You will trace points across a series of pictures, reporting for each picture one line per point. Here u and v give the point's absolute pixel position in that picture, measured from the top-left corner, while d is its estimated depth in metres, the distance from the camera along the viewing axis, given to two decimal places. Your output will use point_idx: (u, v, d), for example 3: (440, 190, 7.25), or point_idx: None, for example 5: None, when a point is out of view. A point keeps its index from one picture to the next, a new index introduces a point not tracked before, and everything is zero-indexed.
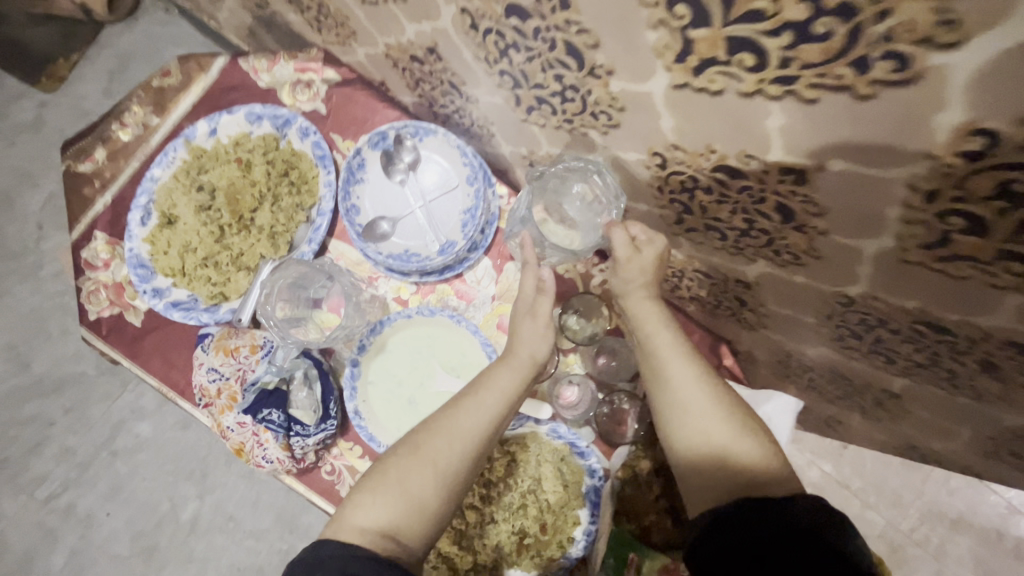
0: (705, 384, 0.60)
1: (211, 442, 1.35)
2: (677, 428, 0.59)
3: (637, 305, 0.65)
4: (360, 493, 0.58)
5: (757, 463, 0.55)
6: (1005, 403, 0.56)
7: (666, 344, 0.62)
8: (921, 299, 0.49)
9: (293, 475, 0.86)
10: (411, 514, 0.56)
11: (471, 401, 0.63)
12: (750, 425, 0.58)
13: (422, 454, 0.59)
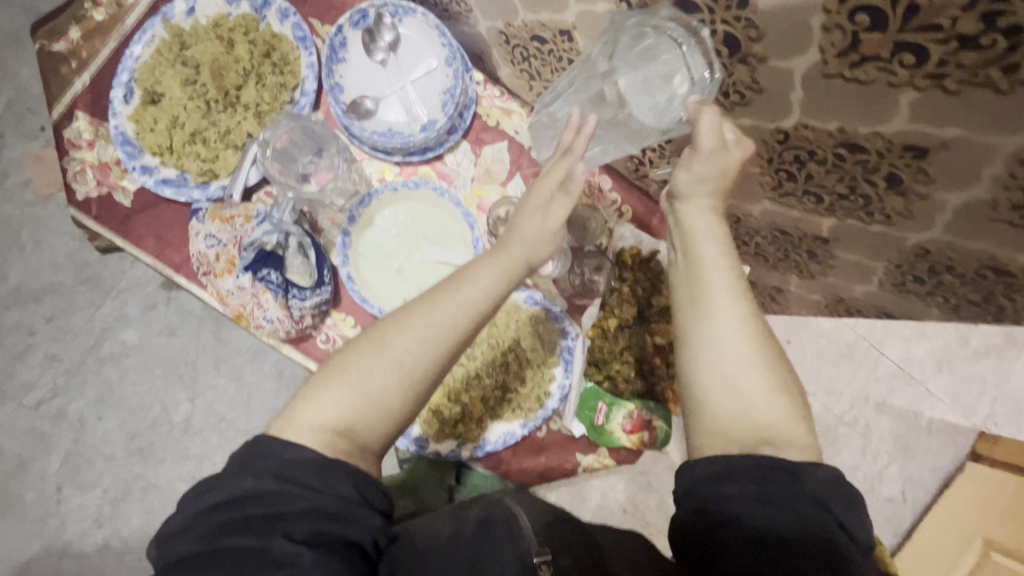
0: (754, 338, 0.57)
1: (199, 347, 1.39)
2: (720, 372, 0.56)
3: (703, 243, 0.60)
4: (315, 390, 0.56)
5: (777, 417, 0.55)
6: (908, 221, 0.67)
7: (723, 292, 0.58)
8: (840, 117, 0.58)
9: (292, 343, 0.92)
10: (364, 415, 0.55)
11: (432, 303, 0.59)
12: (785, 388, 0.57)
13: (383, 348, 0.57)
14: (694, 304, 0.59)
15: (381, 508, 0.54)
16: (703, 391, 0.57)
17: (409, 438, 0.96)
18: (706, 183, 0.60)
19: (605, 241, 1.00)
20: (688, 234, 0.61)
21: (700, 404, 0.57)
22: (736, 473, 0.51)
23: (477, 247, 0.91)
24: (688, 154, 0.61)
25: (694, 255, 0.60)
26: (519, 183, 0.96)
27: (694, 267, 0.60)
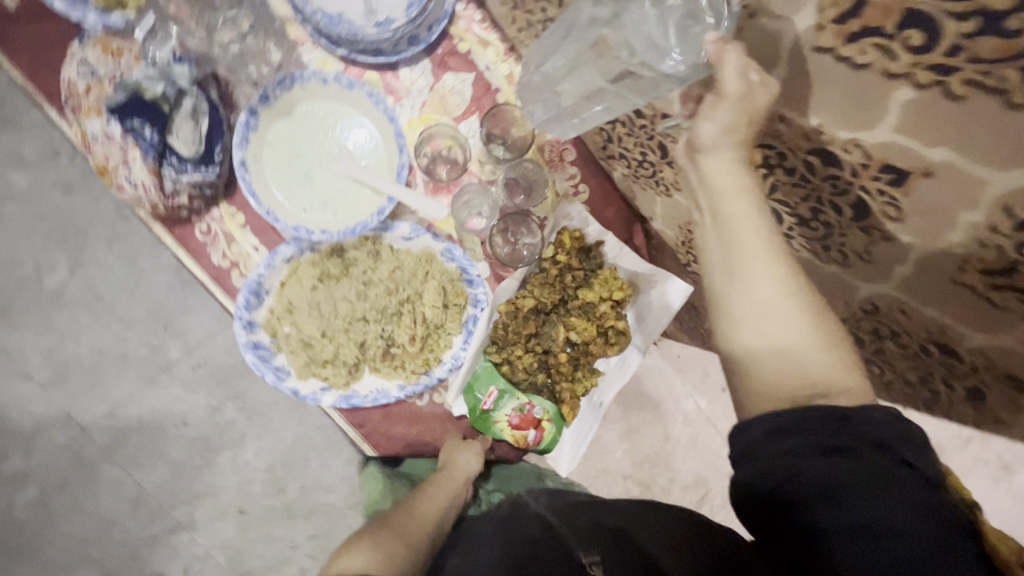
0: (793, 290, 0.58)
1: (95, 216, 1.23)
2: (758, 338, 0.58)
3: (733, 204, 0.57)
4: (354, 545, 0.64)
5: (826, 369, 0.57)
6: (866, 266, 0.57)
7: (762, 252, 0.57)
8: (823, 112, 0.48)
9: (162, 224, 0.80)
10: (387, 563, 0.63)
11: (427, 490, 0.79)
12: (829, 334, 0.58)
13: (389, 526, 0.70)
14: (734, 268, 0.58)
15: None
16: (749, 349, 0.59)
17: (268, 367, 0.82)
18: (731, 136, 0.54)
19: (548, 215, 0.89)
20: (716, 198, 0.58)
21: (744, 364, 0.59)
22: (788, 427, 0.54)
23: (399, 174, 0.81)
24: (710, 101, 0.53)
25: (725, 219, 0.58)
26: (474, 123, 0.86)
27: (728, 233, 0.58)
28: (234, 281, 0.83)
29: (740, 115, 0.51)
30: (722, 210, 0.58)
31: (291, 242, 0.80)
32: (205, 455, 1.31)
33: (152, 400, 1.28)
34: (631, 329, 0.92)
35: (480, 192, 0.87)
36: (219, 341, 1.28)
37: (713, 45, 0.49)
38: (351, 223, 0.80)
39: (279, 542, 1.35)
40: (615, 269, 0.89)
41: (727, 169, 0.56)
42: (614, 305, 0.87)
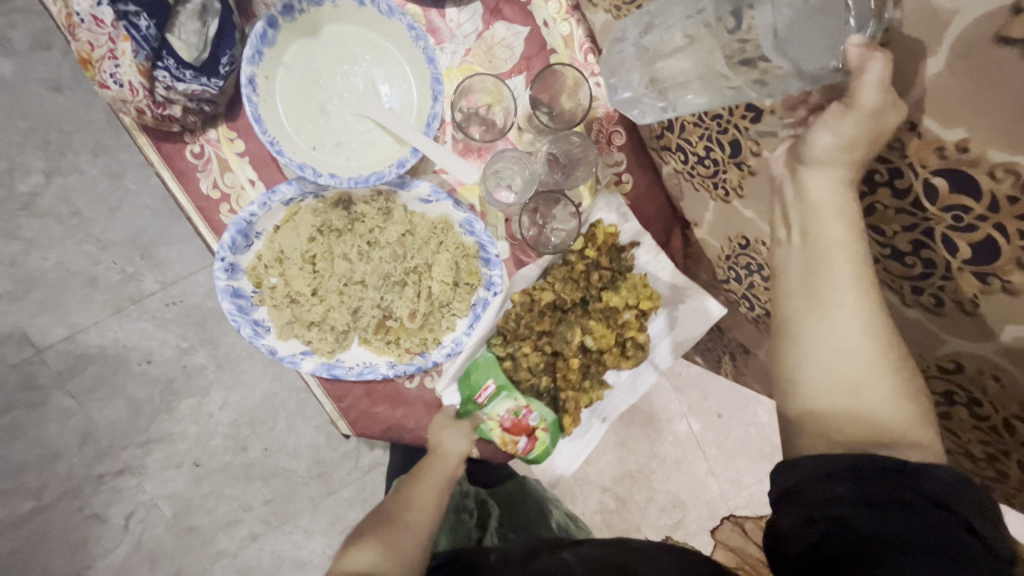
0: (879, 326, 0.48)
1: (84, 121, 1.11)
2: (824, 373, 0.49)
3: (827, 217, 0.49)
4: (356, 547, 0.59)
5: (901, 427, 0.46)
6: (964, 319, 0.49)
7: (849, 275, 0.48)
8: (981, 128, 0.38)
9: (149, 136, 0.70)
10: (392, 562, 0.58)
11: (420, 479, 0.69)
12: (915, 389, 0.47)
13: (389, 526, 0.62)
14: (812, 289, 0.50)
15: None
16: (810, 384, 0.50)
17: (245, 318, 0.72)
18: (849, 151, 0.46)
19: (585, 201, 0.79)
20: (810, 209, 0.50)
21: (801, 401, 0.50)
22: (839, 474, 0.44)
23: (429, 126, 0.70)
24: (835, 110, 0.46)
25: (814, 236, 0.50)
26: (519, 85, 0.76)
27: (813, 251, 0.50)
28: (222, 216, 0.73)
29: (862, 129, 0.44)
30: (811, 220, 0.50)
31: (293, 182, 0.70)
32: (167, 399, 1.22)
33: (118, 332, 1.18)
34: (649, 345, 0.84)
35: (513, 162, 0.76)
36: (200, 280, 1.18)
37: (856, 51, 0.42)
38: (363, 172, 0.70)
39: (232, 502, 1.27)
40: (645, 277, 0.81)
41: (828, 186, 0.49)
42: (638, 315, 0.80)
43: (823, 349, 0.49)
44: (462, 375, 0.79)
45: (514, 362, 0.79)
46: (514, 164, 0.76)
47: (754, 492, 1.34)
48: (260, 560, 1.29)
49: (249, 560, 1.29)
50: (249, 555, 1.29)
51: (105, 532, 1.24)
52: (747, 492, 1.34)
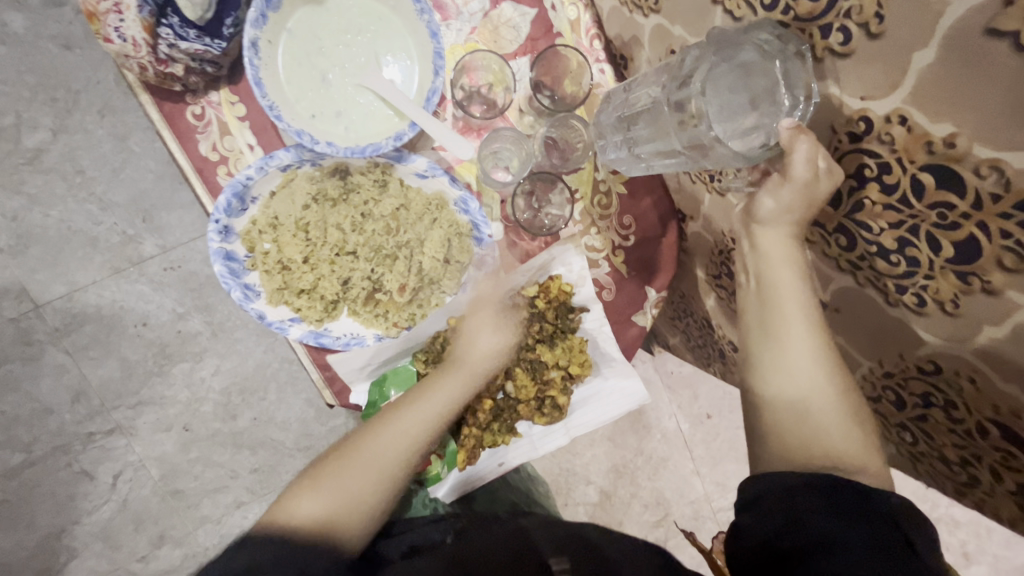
0: (829, 359, 0.53)
1: (92, 81, 1.12)
2: (785, 400, 0.53)
3: (783, 266, 0.55)
4: (298, 491, 0.56)
5: (854, 452, 0.50)
6: (944, 319, 0.49)
7: (801, 314, 0.54)
8: (967, 123, 0.38)
9: (149, 93, 0.70)
10: (346, 509, 0.55)
11: (414, 406, 0.65)
12: (859, 415, 0.52)
13: (346, 460, 0.60)
14: (770, 327, 0.55)
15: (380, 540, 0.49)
16: (772, 410, 0.53)
17: (236, 281, 0.72)
18: (788, 215, 0.53)
19: (582, 189, 0.79)
20: (764, 261, 0.56)
21: (767, 427, 0.53)
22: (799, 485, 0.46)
23: (429, 101, 0.70)
24: (776, 181, 0.52)
25: (770, 282, 0.55)
26: (523, 66, 0.77)
27: (769, 295, 0.55)
28: (220, 178, 0.73)
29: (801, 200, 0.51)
30: (767, 269, 0.56)
31: (291, 148, 0.71)
32: (160, 362, 1.23)
33: (115, 293, 1.19)
34: (573, 407, 0.85)
35: (511, 143, 0.77)
36: (199, 246, 1.20)
37: (786, 132, 0.49)
38: (361, 143, 0.70)
39: (220, 469, 1.28)
40: (586, 340, 0.82)
41: (779, 241, 0.55)
42: (565, 377, 0.81)
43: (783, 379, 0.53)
44: (379, 375, 0.79)
45: None
46: (513, 145, 0.77)
47: None
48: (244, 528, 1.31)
49: (233, 527, 1.31)
50: (233, 522, 1.30)
51: (94, 489, 1.26)
52: (731, 494, 1.34)
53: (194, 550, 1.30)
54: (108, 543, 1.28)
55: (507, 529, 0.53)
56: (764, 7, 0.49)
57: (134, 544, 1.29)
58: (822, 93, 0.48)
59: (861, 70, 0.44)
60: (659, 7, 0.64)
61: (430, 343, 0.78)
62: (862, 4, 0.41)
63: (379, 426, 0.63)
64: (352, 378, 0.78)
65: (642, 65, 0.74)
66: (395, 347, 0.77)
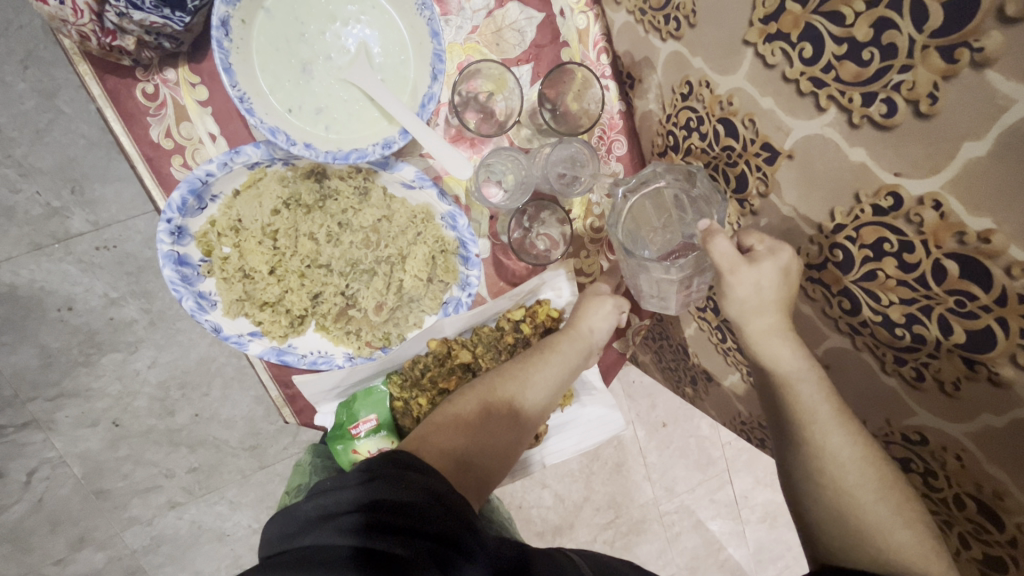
0: (867, 462, 0.52)
1: (11, 24, 0.95)
2: (824, 503, 0.53)
3: (799, 378, 0.56)
4: (440, 410, 0.61)
5: (910, 556, 0.48)
6: (941, 398, 0.49)
7: (831, 420, 0.54)
8: (1011, 222, 0.37)
9: (92, 65, 0.60)
10: (480, 432, 0.60)
11: (547, 358, 0.68)
12: (909, 516, 0.50)
13: (493, 393, 0.63)
14: (800, 438, 0.55)
15: (425, 488, 0.46)
16: (814, 516, 0.54)
17: (189, 289, 0.64)
18: (763, 314, 0.56)
19: (576, 210, 0.75)
20: (777, 372, 0.57)
21: (811, 530, 0.54)
22: None
23: (423, 107, 0.62)
24: (743, 261, 0.55)
25: (790, 391, 0.56)
26: (526, 75, 0.71)
27: (790, 404, 0.56)
28: (174, 169, 0.64)
29: (754, 287, 0.55)
30: (780, 374, 0.57)
31: (261, 144, 0.62)
32: (87, 351, 1.10)
33: (35, 272, 1.05)
34: (548, 433, 0.83)
35: (509, 159, 0.71)
36: (139, 225, 1.07)
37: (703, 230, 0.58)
38: (344, 147, 0.63)
39: (152, 467, 1.18)
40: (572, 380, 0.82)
41: (782, 347, 0.57)
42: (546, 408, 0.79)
43: (817, 480, 0.53)
44: (347, 397, 0.74)
45: (406, 411, 0.73)
46: (508, 161, 0.71)
47: (685, 500, 1.37)
48: (177, 529, 1.22)
49: (164, 529, 1.21)
50: (165, 524, 1.21)
51: (3, 487, 1.13)
52: (678, 500, 1.36)
53: (119, 552, 1.21)
54: (17, 546, 1.17)
55: (548, 553, 0.49)
56: (803, 61, 0.47)
57: (49, 547, 1.18)
58: (849, 159, 0.47)
59: (899, 145, 0.42)
60: (679, 34, 0.60)
61: (405, 366, 0.73)
62: (916, 80, 0.39)
63: (528, 366, 0.67)
64: (318, 399, 0.73)
65: (650, 88, 0.69)
66: (369, 369, 0.72)
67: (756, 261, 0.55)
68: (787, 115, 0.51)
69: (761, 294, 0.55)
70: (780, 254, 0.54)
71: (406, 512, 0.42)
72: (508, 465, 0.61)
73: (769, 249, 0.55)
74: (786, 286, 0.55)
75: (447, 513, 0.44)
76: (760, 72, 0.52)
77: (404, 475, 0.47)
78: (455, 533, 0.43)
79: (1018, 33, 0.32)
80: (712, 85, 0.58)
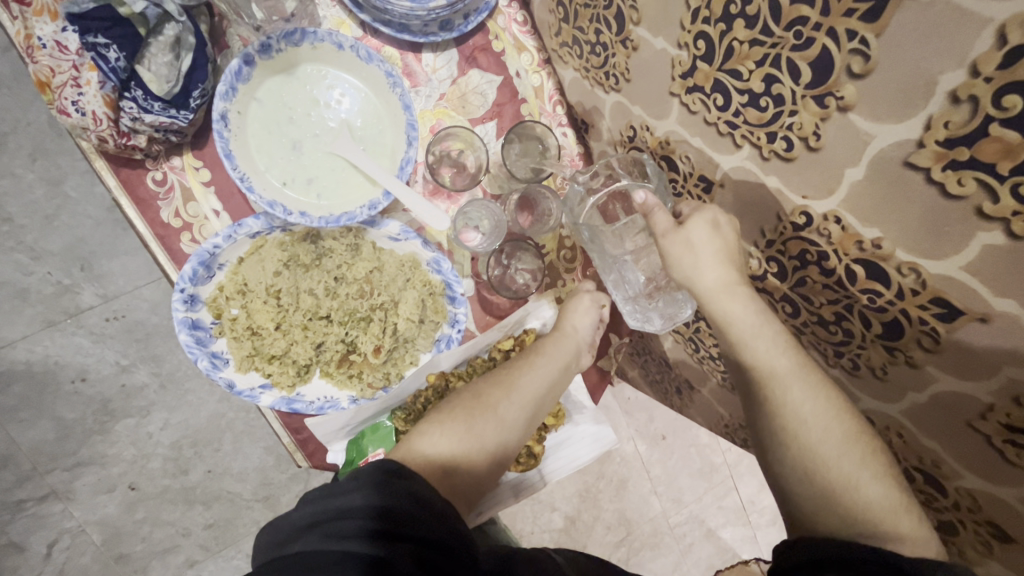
0: (828, 415, 0.52)
1: (22, 123, 1.04)
2: (790, 462, 0.53)
3: (754, 336, 0.56)
4: (428, 424, 0.64)
5: (879, 511, 0.49)
6: (876, 383, 0.56)
7: (787, 374, 0.54)
8: (893, 227, 0.45)
9: (108, 160, 0.68)
10: (469, 445, 0.63)
11: (532, 363, 0.73)
12: (875, 469, 0.51)
13: (480, 401, 0.67)
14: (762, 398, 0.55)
15: (413, 491, 0.48)
16: (785, 477, 0.53)
17: (203, 351, 0.71)
18: (703, 271, 0.58)
19: (548, 245, 0.83)
20: (731, 332, 0.57)
21: (783, 491, 0.54)
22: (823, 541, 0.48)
23: (402, 170, 0.71)
24: (671, 228, 0.59)
25: (746, 349, 0.56)
26: (491, 131, 0.80)
27: (749, 363, 0.56)
28: (184, 245, 0.71)
29: (684, 249, 0.59)
30: (734, 332, 0.57)
31: (261, 216, 0.70)
32: (101, 420, 1.15)
33: (49, 347, 1.11)
34: (546, 454, 0.89)
35: (484, 208, 0.79)
36: (145, 294, 1.14)
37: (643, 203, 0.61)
38: (335, 211, 0.70)
39: (169, 527, 1.21)
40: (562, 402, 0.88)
41: (733, 303, 0.57)
42: (540, 430, 0.85)
43: (781, 440, 0.53)
44: (356, 435, 0.80)
45: None
46: (482, 206, 0.79)
47: (693, 510, 1.40)
48: None
49: None
50: None
51: (26, 560, 1.16)
52: (686, 510, 1.40)
53: None
54: None
55: (531, 552, 0.53)
56: (717, 107, 0.55)
57: None
58: (767, 186, 0.55)
59: (801, 172, 0.50)
60: (619, 87, 0.69)
61: (406, 401, 0.80)
62: (803, 122, 0.47)
63: (517, 372, 0.71)
64: (330, 439, 0.78)
65: (602, 132, 0.78)
66: (373, 408, 0.78)
67: (683, 224, 0.59)
68: (713, 151, 0.59)
69: (696, 253, 0.58)
70: (705, 210, 0.59)
71: (394, 515, 0.45)
72: (494, 473, 0.66)
73: (693, 212, 0.60)
74: (715, 239, 0.58)
75: (433, 518, 0.47)
76: (687, 117, 0.60)
77: (387, 480, 0.48)
78: (443, 540, 0.46)
79: (867, 85, 0.41)
80: (651, 129, 0.67)
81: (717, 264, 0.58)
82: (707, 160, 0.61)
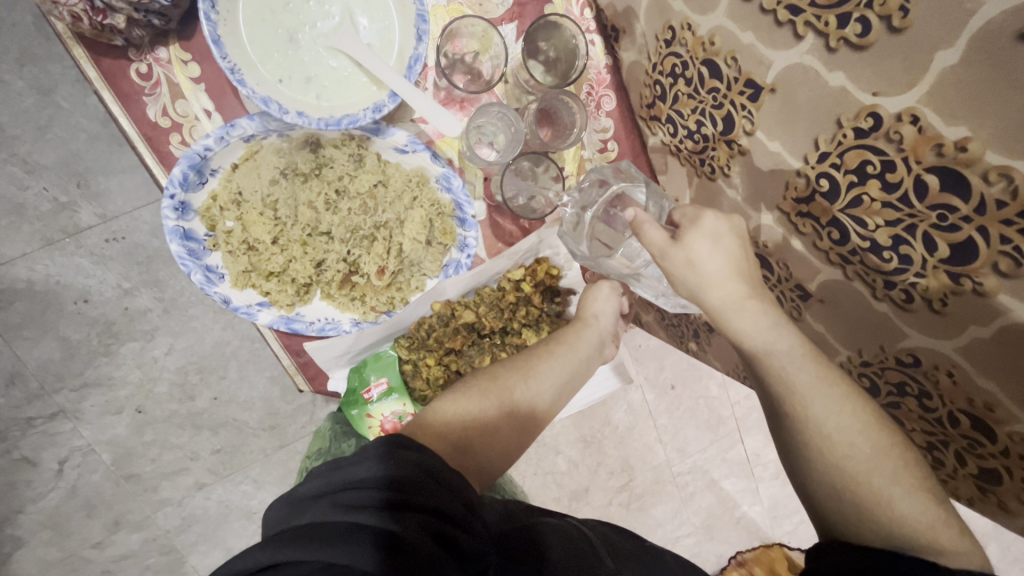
0: (856, 428, 0.51)
1: (6, 23, 0.96)
2: (821, 476, 0.51)
3: (777, 348, 0.54)
4: (441, 402, 0.60)
5: (917, 525, 0.47)
6: (931, 317, 0.50)
7: (811, 387, 0.52)
8: (987, 124, 0.39)
9: (88, 47, 0.62)
10: (483, 424, 0.59)
11: (551, 350, 0.71)
12: (909, 484, 0.49)
13: (498, 384, 0.64)
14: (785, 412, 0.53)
15: (423, 463, 0.44)
16: (814, 491, 0.52)
17: (196, 263, 0.66)
18: (731, 279, 0.55)
19: (569, 165, 0.77)
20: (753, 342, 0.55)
21: (811, 503, 0.53)
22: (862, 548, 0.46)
23: (410, 70, 0.63)
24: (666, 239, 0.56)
25: (767, 363, 0.55)
26: (510, 34, 0.73)
27: (769, 375, 0.55)
28: (173, 147, 0.66)
29: (688, 262, 0.55)
30: (756, 344, 0.55)
31: (255, 117, 0.64)
32: (105, 342, 1.14)
33: (50, 266, 1.08)
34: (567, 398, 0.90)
35: (498, 118, 0.72)
36: (145, 216, 1.09)
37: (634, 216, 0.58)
38: (336, 114, 0.64)
39: (178, 450, 1.22)
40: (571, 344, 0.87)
41: (749, 318, 0.55)
42: None
43: (808, 454, 0.52)
44: (358, 362, 0.77)
45: (412, 369, 0.77)
46: (496, 118, 0.72)
47: (697, 460, 1.38)
48: (206, 509, 1.26)
49: (194, 509, 1.25)
50: (195, 504, 1.25)
51: (38, 475, 1.18)
52: (691, 460, 1.38)
53: (153, 533, 1.25)
54: (56, 532, 1.21)
55: (560, 527, 0.51)
56: None
57: (86, 531, 1.22)
58: (828, 85, 0.48)
59: (874, 62, 0.44)
60: None
61: (411, 329, 0.76)
62: None
63: (536, 359, 0.69)
64: (330, 365, 0.76)
65: (633, 38, 0.69)
66: (376, 333, 0.74)
67: (686, 239, 0.56)
68: (766, 47, 0.52)
69: (707, 267, 0.55)
70: (703, 224, 0.57)
71: (404, 485, 0.41)
72: (511, 459, 0.61)
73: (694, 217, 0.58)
74: (725, 248, 0.56)
75: (440, 486, 0.43)
76: (739, 7, 0.52)
77: (392, 452, 0.44)
78: (455, 511, 0.42)
79: None
80: (692, 26, 0.58)
81: (729, 276, 0.56)
82: (756, 58, 0.53)
